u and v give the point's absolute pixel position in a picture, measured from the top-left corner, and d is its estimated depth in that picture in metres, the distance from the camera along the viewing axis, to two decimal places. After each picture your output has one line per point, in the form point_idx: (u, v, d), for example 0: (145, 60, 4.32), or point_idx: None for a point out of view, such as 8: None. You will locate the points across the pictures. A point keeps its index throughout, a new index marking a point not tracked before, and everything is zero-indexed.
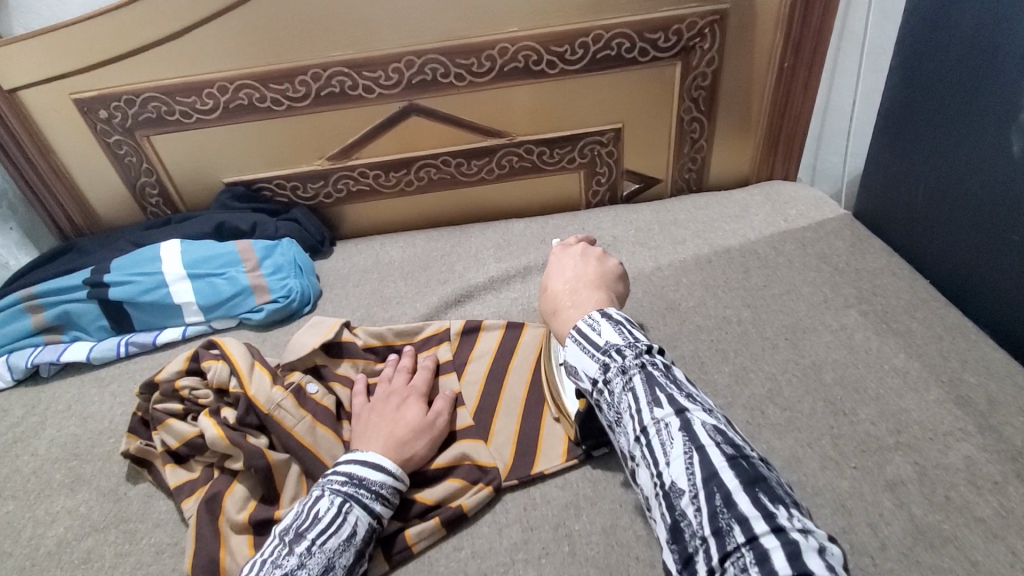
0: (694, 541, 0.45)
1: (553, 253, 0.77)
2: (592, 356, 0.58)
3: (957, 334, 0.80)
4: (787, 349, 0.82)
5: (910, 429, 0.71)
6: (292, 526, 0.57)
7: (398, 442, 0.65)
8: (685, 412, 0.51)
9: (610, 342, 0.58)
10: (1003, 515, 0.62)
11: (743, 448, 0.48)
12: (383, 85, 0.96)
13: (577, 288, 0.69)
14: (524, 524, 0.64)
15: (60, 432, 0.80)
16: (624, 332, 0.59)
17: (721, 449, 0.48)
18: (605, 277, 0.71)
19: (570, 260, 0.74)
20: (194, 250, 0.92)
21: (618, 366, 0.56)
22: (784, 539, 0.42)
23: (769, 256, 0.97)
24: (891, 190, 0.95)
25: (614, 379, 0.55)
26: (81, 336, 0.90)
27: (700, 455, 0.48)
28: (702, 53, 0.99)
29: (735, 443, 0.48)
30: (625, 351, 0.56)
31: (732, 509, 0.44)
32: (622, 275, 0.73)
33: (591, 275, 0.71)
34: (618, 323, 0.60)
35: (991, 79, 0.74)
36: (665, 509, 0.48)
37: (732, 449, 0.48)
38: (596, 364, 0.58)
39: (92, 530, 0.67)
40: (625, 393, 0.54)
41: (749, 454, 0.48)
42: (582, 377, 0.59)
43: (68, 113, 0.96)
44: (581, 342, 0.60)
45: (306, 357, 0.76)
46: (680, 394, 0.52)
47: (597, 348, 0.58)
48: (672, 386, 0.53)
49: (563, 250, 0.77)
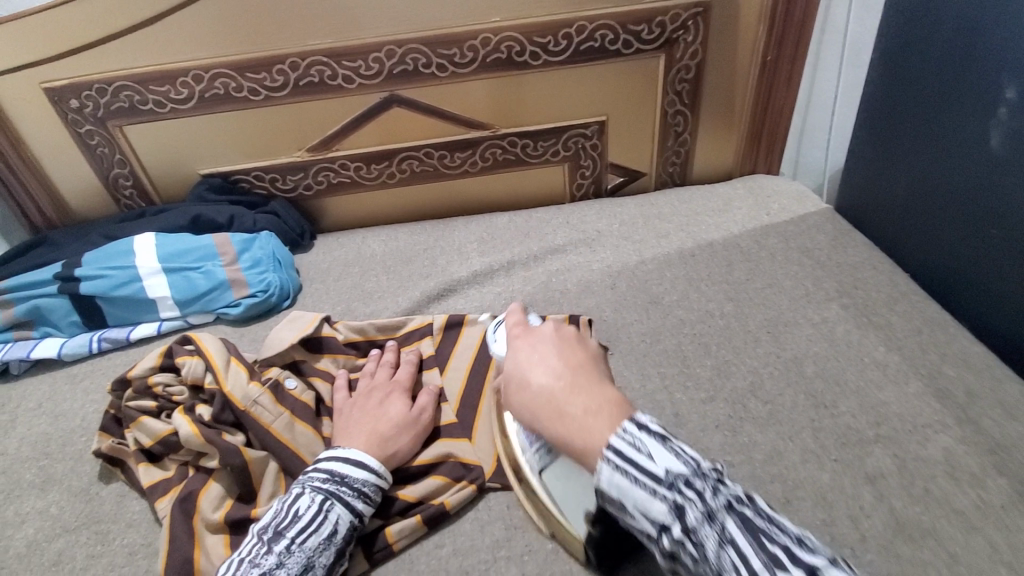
0: None
1: (512, 335, 0.56)
2: (653, 494, 0.42)
3: (934, 328, 0.82)
4: (768, 343, 0.82)
5: (888, 421, 0.72)
6: (270, 524, 0.56)
7: (381, 438, 0.64)
8: (820, 573, 0.36)
9: (671, 471, 0.42)
10: (976, 505, 0.63)
11: None
12: (364, 75, 0.95)
13: (577, 381, 0.50)
14: (507, 520, 0.64)
15: (30, 431, 0.77)
16: (682, 453, 0.43)
17: None
18: (595, 357, 0.53)
19: (541, 338, 0.54)
20: (169, 244, 0.90)
21: (698, 508, 0.40)
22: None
23: (752, 249, 0.97)
24: (871, 184, 0.96)
25: (699, 528, 0.40)
26: (51, 332, 0.88)
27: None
28: (685, 46, 0.99)
29: None
30: (698, 485, 0.41)
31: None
32: (603, 354, 0.57)
33: (582, 357, 0.52)
34: (668, 441, 0.43)
35: (967, 75, 0.75)
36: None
37: None
38: (659, 504, 0.41)
39: (63, 532, 0.65)
40: (721, 549, 0.39)
41: None
42: (642, 521, 0.42)
43: (36, 102, 0.93)
44: (629, 472, 0.42)
45: (285, 353, 0.75)
46: (792, 542, 0.39)
47: (657, 481, 0.42)
48: (774, 529, 0.39)
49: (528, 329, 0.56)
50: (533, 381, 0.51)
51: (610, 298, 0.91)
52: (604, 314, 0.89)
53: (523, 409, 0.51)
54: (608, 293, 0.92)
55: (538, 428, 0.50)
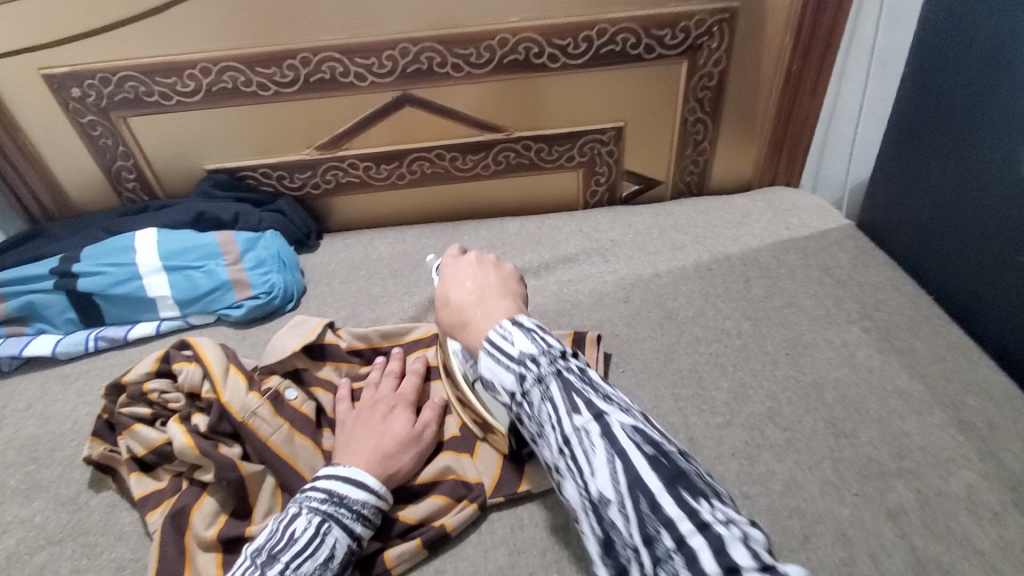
0: (626, 549, 0.42)
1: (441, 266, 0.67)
2: (505, 368, 0.50)
3: (961, 356, 0.78)
4: (787, 365, 0.79)
5: (912, 454, 0.69)
6: (264, 546, 0.53)
7: (383, 456, 0.61)
8: (604, 415, 0.45)
9: (524, 351, 0.49)
10: (1004, 548, 0.60)
11: (665, 445, 0.44)
12: (376, 73, 0.92)
13: (482, 296, 0.59)
14: (510, 546, 0.61)
15: (18, 433, 0.75)
16: (540, 338, 0.50)
17: (644, 452, 0.43)
18: (507, 281, 0.63)
19: (458, 268, 0.64)
20: (171, 242, 0.87)
21: (534, 375, 0.48)
22: (712, 536, 0.38)
23: (770, 266, 0.94)
24: (896, 203, 0.92)
25: (532, 390, 0.48)
26: (46, 329, 0.85)
27: (626, 465, 0.42)
28: (709, 53, 0.95)
29: (656, 441, 0.44)
30: (538, 357, 0.49)
31: (659, 513, 0.40)
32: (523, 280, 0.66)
33: (492, 279, 0.62)
34: (533, 331, 0.51)
35: (1000, 95, 0.72)
36: (594, 521, 0.43)
37: (654, 449, 0.43)
38: (511, 376, 0.50)
39: (48, 543, 0.63)
40: (543, 405, 0.47)
41: (671, 450, 0.44)
42: (498, 391, 0.51)
43: (38, 90, 0.90)
44: (491, 355, 0.51)
45: (287, 361, 0.72)
46: (597, 396, 0.47)
47: (510, 359, 0.50)
48: (588, 388, 0.47)
49: (454, 260, 0.66)
50: (447, 300, 0.61)
51: (623, 312, 0.88)
52: (616, 328, 0.86)
53: (444, 321, 0.61)
54: (621, 306, 0.89)
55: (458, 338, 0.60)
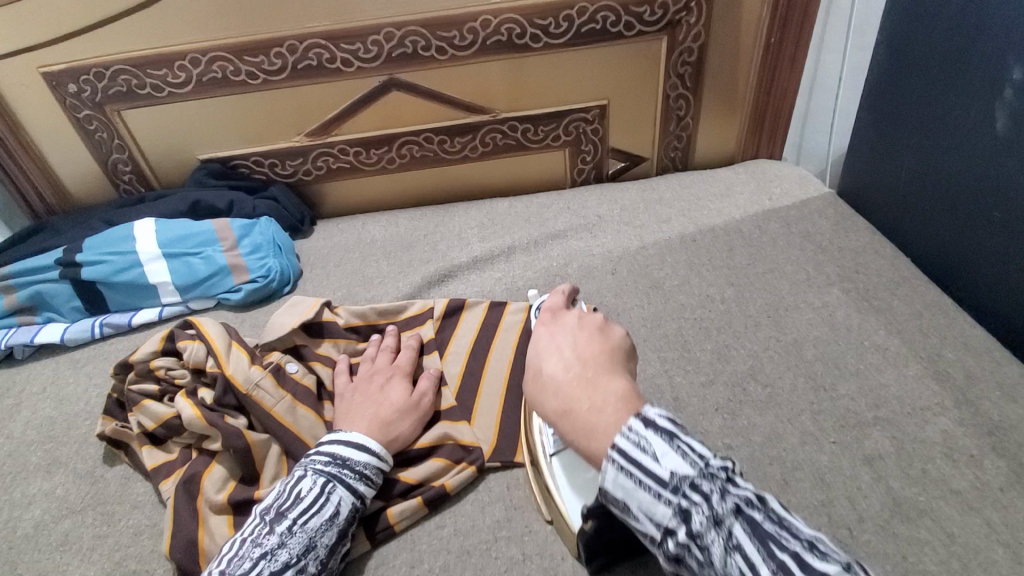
0: None
1: (538, 325, 0.60)
2: (657, 496, 0.42)
3: (935, 311, 0.81)
4: (769, 327, 0.82)
5: (888, 403, 0.72)
6: (273, 505, 0.56)
7: (383, 423, 0.64)
8: None
9: (677, 473, 0.42)
10: (974, 485, 0.64)
11: None
12: (362, 58, 0.94)
13: (586, 373, 0.51)
14: (507, 501, 0.65)
15: (35, 415, 0.78)
16: (687, 451, 0.43)
17: None
18: (616, 353, 0.54)
19: (561, 331, 0.57)
20: (170, 229, 0.90)
21: (705, 513, 0.41)
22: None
23: (753, 234, 0.97)
24: (873, 169, 0.95)
25: (704, 532, 0.40)
26: (54, 317, 0.88)
27: None
28: (688, 28, 0.98)
29: None
30: (703, 486, 0.41)
31: None
32: (632, 347, 0.57)
33: (600, 354, 0.53)
34: (675, 440, 0.43)
35: (974, 55, 0.74)
36: None
37: None
38: (665, 507, 0.42)
39: (70, 512, 0.66)
40: (728, 555, 0.39)
41: None
42: (646, 521, 0.43)
43: (33, 86, 0.92)
44: (633, 473, 0.43)
45: (287, 337, 0.75)
46: (803, 548, 0.38)
47: (660, 484, 0.42)
48: (784, 535, 0.39)
49: (551, 321, 0.59)
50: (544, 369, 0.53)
51: (610, 283, 0.91)
52: (604, 299, 0.89)
53: (542, 402, 0.53)
54: (608, 278, 0.92)
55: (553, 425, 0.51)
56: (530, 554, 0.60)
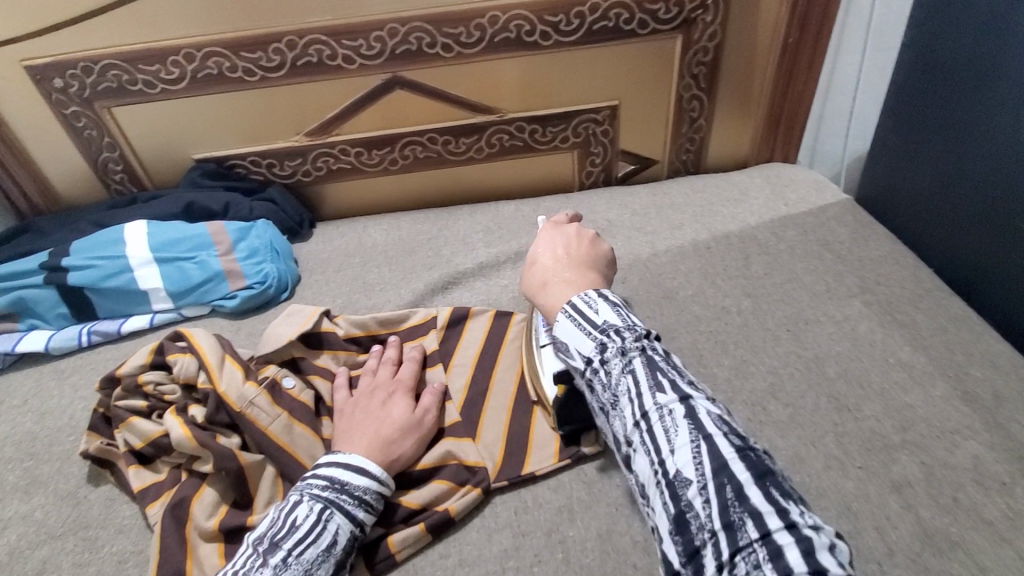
0: (702, 534, 0.42)
1: (543, 228, 0.69)
2: (588, 335, 0.53)
3: (962, 327, 0.78)
4: (788, 341, 0.79)
5: (915, 425, 0.68)
6: (266, 534, 0.53)
7: (384, 443, 0.61)
8: (690, 399, 0.47)
9: (609, 323, 0.53)
10: (1008, 516, 0.60)
11: (751, 442, 0.45)
12: (364, 55, 0.90)
13: (567, 265, 0.63)
14: (515, 529, 0.61)
15: (16, 429, 0.74)
16: (625, 315, 0.54)
17: (730, 440, 0.44)
18: (597, 257, 0.65)
19: (559, 235, 0.67)
20: (162, 233, 0.86)
21: (616, 347, 0.51)
22: (799, 536, 0.38)
23: (769, 242, 0.93)
24: (895, 177, 0.91)
25: (611, 360, 0.51)
26: (39, 324, 0.84)
27: (709, 445, 0.44)
28: (704, 26, 0.94)
29: (741, 435, 0.45)
30: (625, 333, 0.52)
31: (745, 503, 0.41)
32: (614, 261, 0.67)
33: (583, 256, 0.64)
34: (619, 309, 0.54)
35: (1003, 62, 0.70)
36: (668, 499, 0.44)
37: (740, 442, 0.44)
38: (591, 343, 0.53)
39: (50, 537, 0.63)
40: (622, 375, 0.50)
41: (757, 449, 0.45)
42: (574, 355, 0.54)
43: (18, 81, 0.88)
44: (576, 319, 0.54)
45: (283, 349, 0.71)
46: (683, 381, 0.49)
47: (594, 326, 0.53)
48: (673, 372, 0.49)
49: (553, 227, 0.68)
50: (536, 261, 0.65)
51: (622, 292, 0.87)
52: None
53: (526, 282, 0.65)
54: (619, 287, 0.88)
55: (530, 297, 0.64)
56: None
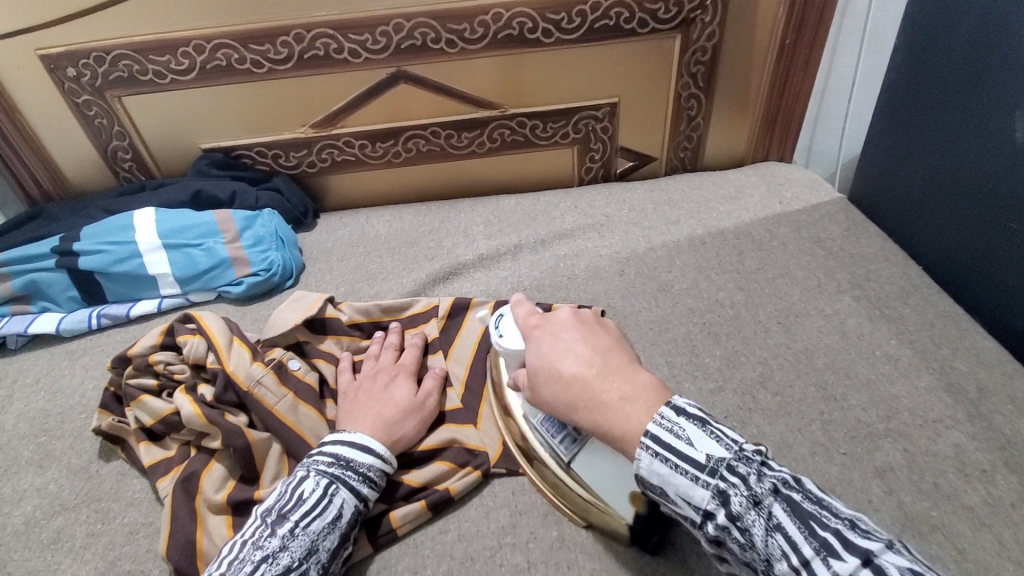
0: None
1: (534, 332, 0.60)
2: (695, 480, 0.45)
3: (947, 321, 0.80)
4: (778, 333, 0.81)
5: (899, 415, 0.71)
6: (275, 506, 0.55)
7: (387, 423, 0.63)
8: (873, 556, 0.39)
9: (713, 456, 0.46)
10: (985, 501, 0.63)
11: None
12: (370, 50, 0.92)
13: (605, 365, 0.54)
14: (512, 507, 0.63)
15: (28, 407, 0.76)
16: (721, 437, 0.47)
17: None
18: (615, 339, 0.58)
19: (563, 329, 0.58)
20: (170, 220, 0.88)
21: (746, 495, 0.44)
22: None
23: (763, 238, 0.95)
24: (886, 176, 0.94)
25: (746, 514, 0.43)
26: (49, 307, 0.86)
27: None
28: (702, 26, 0.96)
29: None
30: (742, 472, 0.45)
31: None
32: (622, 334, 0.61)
33: (611, 350, 0.55)
34: (707, 426, 0.47)
35: (994, 64, 0.73)
36: None
37: None
38: (702, 491, 0.45)
39: (63, 509, 0.65)
40: (769, 535, 0.42)
41: None
42: (687, 508, 0.46)
43: (30, 69, 0.90)
44: (670, 459, 0.46)
45: (289, 333, 0.73)
46: (846, 528, 0.41)
47: (699, 470, 0.45)
48: (825, 513, 0.42)
49: (547, 321, 0.60)
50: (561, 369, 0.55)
51: (619, 285, 0.90)
52: (612, 301, 0.88)
53: (555, 398, 0.55)
54: (617, 280, 0.90)
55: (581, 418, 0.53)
56: (535, 562, 0.59)
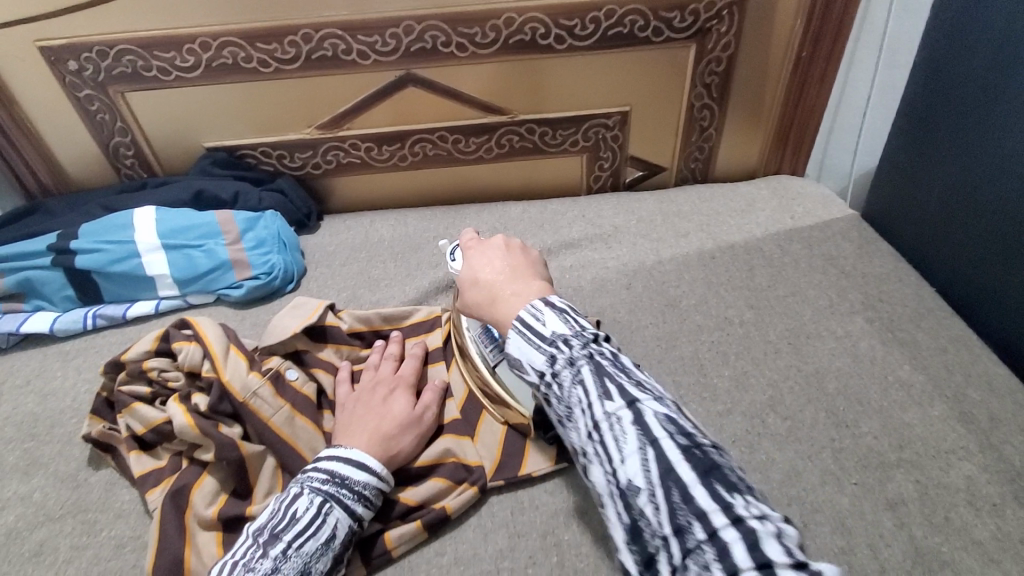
0: (655, 538, 0.41)
1: (466, 249, 0.66)
2: (537, 348, 0.51)
3: (962, 347, 0.78)
4: (789, 355, 0.79)
5: (911, 445, 0.69)
6: (266, 526, 0.53)
7: (384, 438, 0.61)
8: (637, 402, 0.45)
9: (557, 332, 0.51)
10: (998, 537, 0.61)
11: (697, 437, 0.43)
12: (379, 52, 0.90)
13: (511, 277, 0.60)
14: (510, 529, 0.61)
15: (17, 410, 0.75)
16: (571, 321, 0.52)
17: (675, 441, 0.42)
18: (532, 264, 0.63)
19: (489, 249, 0.64)
20: (170, 220, 0.86)
21: (565, 357, 0.49)
22: (743, 529, 0.37)
23: (774, 255, 0.93)
24: (901, 195, 0.92)
25: (563, 372, 0.49)
26: (44, 306, 0.85)
27: (656, 451, 0.42)
28: (718, 37, 0.94)
29: (689, 432, 0.43)
30: (572, 341, 0.49)
31: (690, 504, 0.39)
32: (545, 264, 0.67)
33: (522, 267, 0.62)
34: (565, 314, 0.52)
35: (1011, 87, 0.71)
36: (621, 508, 0.43)
37: (686, 438, 0.42)
38: (541, 356, 0.50)
39: (49, 519, 0.63)
40: (573, 387, 0.48)
41: (704, 442, 0.43)
42: (527, 370, 0.51)
43: (32, 62, 0.88)
44: (523, 333, 0.52)
45: (287, 341, 0.71)
46: (632, 383, 0.46)
47: (542, 339, 0.51)
48: (620, 373, 0.47)
49: (479, 244, 0.66)
50: (477, 278, 0.61)
51: (625, 299, 0.88)
52: (618, 315, 0.86)
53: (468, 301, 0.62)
54: (623, 293, 0.88)
55: (483, 316, 0.60)
56: None
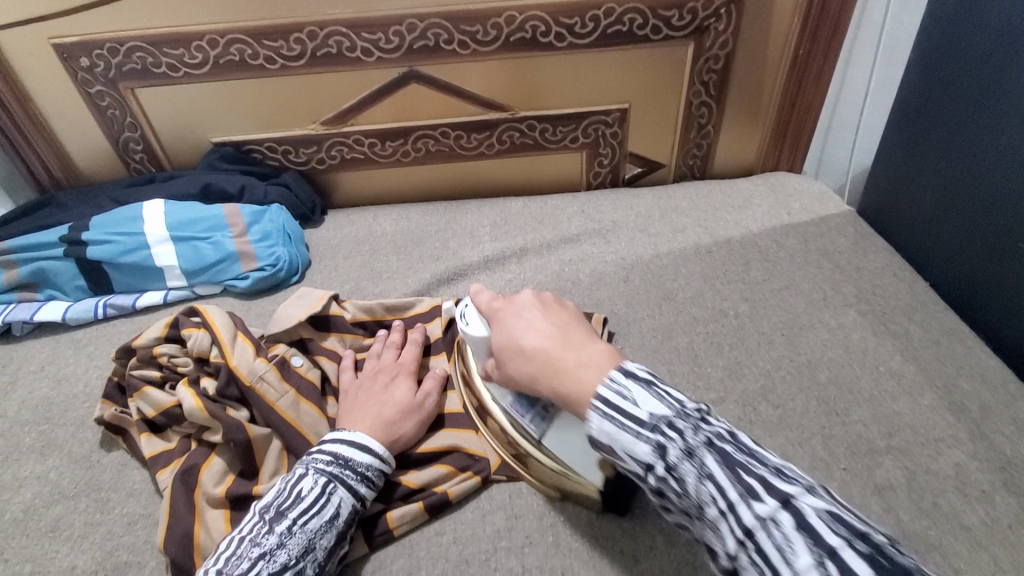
0: None
1: (497, 313, 0.63)
2: (637, 436, 0.46)
3: (953, 340, 0.79)
4: (782, 346, 0.81)
5: (901, 432, 0.70)
6: (273, 504, 0.55)
7: (386, 423, 0.63)
8: (791, 499, 0.39)
9: (655, 414, 0.46)
10: (983, 521, 0.62)
11: (874, 536, 0.37)
12: (383, 49, 0.92)
13: (564, 339, 0.57)
14: (508, 511, 0.63)
15: (31, 395, 0.77)
16: (665, 396, 0.47)
17: (854, 546, 0.37)
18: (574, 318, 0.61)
19: (524, 310, 0.62)
20: (178, 212, 0.88)
21: (681, 446, 0.44)
22: None
23: (770, 249, 0.95)
24: (896, 190, 0.93)
25: (680, 464, 0.44)
26: (56, 295, 0.87)
27: (836, 562, 0.36)
28: (716, 35, 0.96)
29: (862, 530, 0.38)
30: (680, 425, 0.45)
31: None
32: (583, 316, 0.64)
33: (568, 323, 0.60)
34: (653, 386, 0.48)
35: (1008, 81, 0.72)
36: None
37: (864, 542, 0.37)
38: (644, 445, 0.45)
39: (63, 498, 0.65)
40: (701, 483, 0.42)
41: (882, 541, 0.37)
42: (631, 462, 0.46)
43: (45, 58, 0.91)
44: (614, 417, 0.47)
45: (292, 330, 0.73)
46: (770, 474, 0.42)
47: (641, 424, 0.46)
48: (752, 463, 0.43)
49: (507, 305, 0.64)
50: (525, 344, 0.58)
51: (623, 291, 0.89)
52: (616, 308, 0.87)
53: (521, 372, 0.58)
54: (621, 286, 0.90)
55: (544, 388, 0.56)
56: (530, 567, 0.59)
